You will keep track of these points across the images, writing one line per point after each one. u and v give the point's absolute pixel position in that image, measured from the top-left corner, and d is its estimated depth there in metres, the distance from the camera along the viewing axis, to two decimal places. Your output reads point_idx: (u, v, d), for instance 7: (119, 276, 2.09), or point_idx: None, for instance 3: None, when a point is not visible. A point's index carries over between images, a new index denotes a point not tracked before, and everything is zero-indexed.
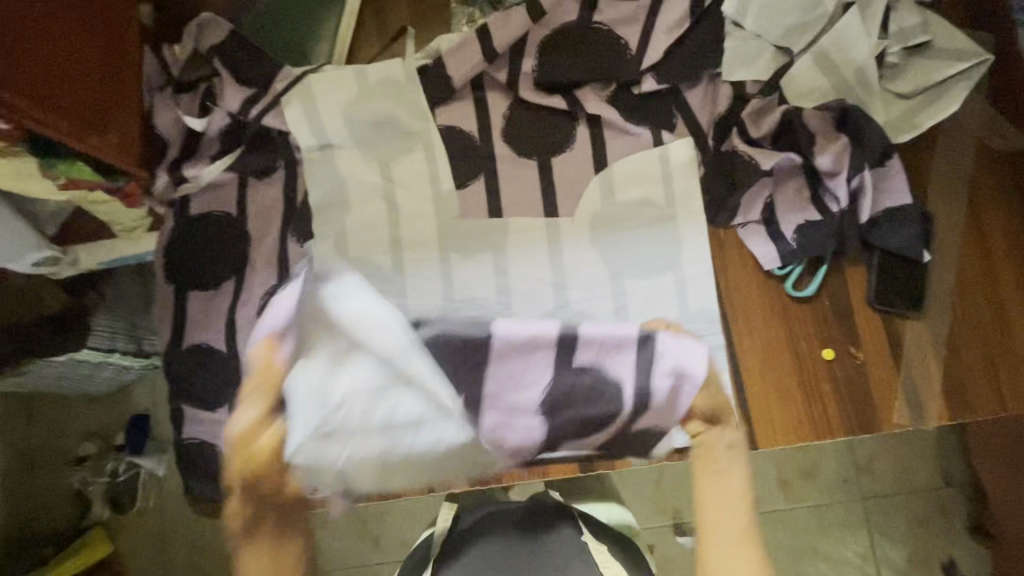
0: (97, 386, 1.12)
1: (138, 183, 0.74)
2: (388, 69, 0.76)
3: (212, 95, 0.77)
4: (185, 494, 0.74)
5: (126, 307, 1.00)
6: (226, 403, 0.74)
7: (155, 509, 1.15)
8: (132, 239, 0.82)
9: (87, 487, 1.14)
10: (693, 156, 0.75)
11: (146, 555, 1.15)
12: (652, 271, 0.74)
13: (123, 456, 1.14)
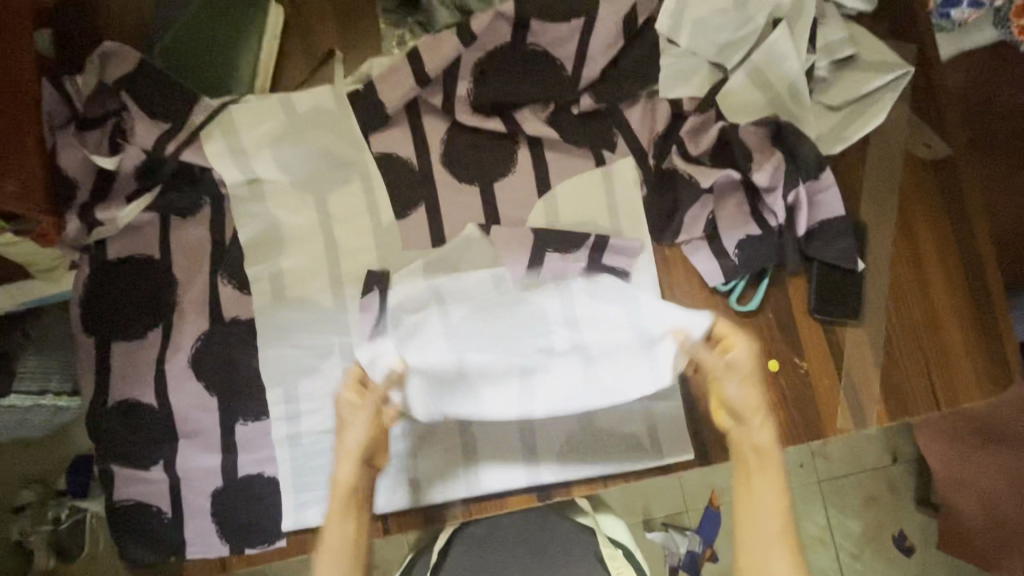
0: (34, 432, 1.15)
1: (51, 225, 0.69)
2: (318, 97, 0.73)
3: (122, 130, 0.71)
4: (122, 559, 0.69)
5: (55, 347, 0.99)
6: (161, 459, 0.69)
7: (102, 552, 1.22)
8: (51, 278, 0.80)
9: (28, 536, 1.19)
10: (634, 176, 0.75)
11: None
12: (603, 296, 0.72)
13: (66, 502, 1.19)
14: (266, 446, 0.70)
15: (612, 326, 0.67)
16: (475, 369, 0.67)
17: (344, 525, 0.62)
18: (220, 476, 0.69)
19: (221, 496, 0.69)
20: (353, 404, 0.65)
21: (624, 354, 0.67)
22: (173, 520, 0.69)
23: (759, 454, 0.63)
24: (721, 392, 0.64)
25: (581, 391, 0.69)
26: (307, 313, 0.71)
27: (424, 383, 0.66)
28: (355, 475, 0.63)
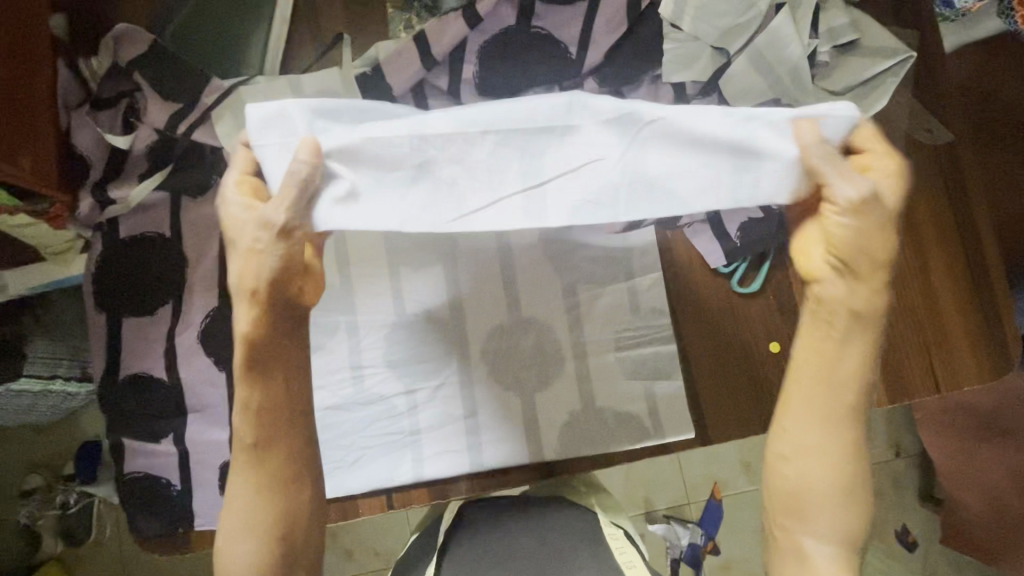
0: (43, 418, 1.18)
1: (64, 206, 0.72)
2: (325, 79, 0.74)
3: (135, 110, 0.73)
4: (131, 532, 0.71)
5: (64, 331, 1.01)
6: (171, 433, 0.71)
7: (109, 536, 1.23)
8: (63, 261, 0.82)
9: (37, 519, 1.21)
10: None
11: None
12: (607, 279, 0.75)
13: (74, 487, 1.21)
14: None
15: (676, 113, 0.47)
16: (450, 156, 0.47)
17: (252, 402, 0.54)
18: (228, 451, 0.70)
19: (228, 471, 0.70)
20: (241, 214, 0.51)
21: (693, 151, 0.48)
22: (181, 493, 0.70)
23: (854, 328, 0.52)
24: (830, 225, 0.51)
25: (611, 189, 0.49)
26: None
27: (366, 174, 0.47)
28: (254, 323, 0.52)
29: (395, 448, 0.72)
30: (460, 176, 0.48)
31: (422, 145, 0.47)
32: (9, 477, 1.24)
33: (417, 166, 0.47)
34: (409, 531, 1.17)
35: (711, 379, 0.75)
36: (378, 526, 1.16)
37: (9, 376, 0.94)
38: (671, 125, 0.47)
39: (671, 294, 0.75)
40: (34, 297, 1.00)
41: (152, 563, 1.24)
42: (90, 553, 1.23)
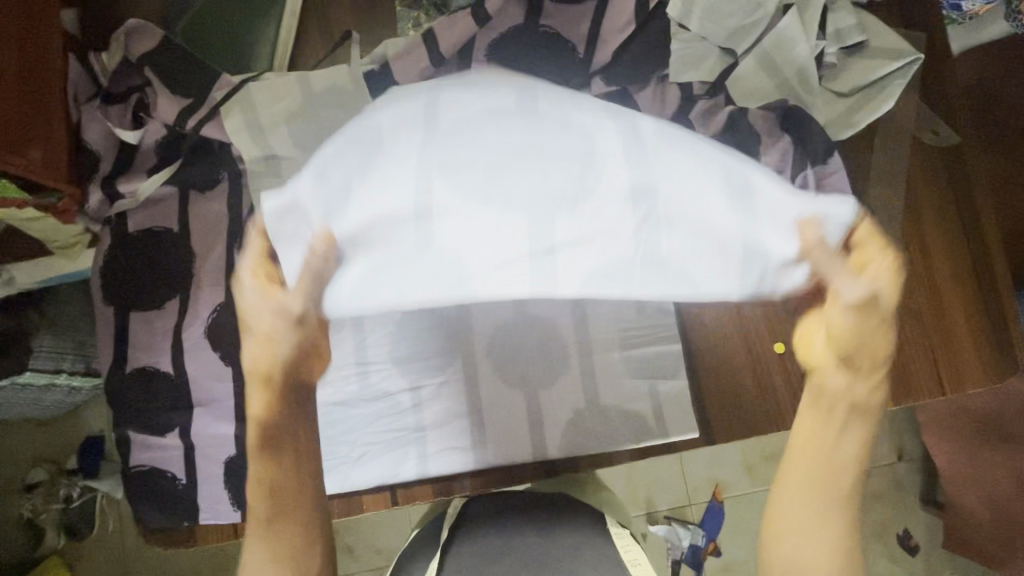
0: (47, 411, 1.18)
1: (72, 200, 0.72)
2: (333, 75, 0.74)
3: (144, 105, 0.73)
4: (137, 525, 0.71)
5: (69, 326, 1.02)
6: (177, 426, 0.71)
7: (112, 530, 1.24)
8: (69, 255, 0.82)
9: (41, 513, 1.22)
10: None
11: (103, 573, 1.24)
12: None
13: (77, 481, 1.21)
14: None
15: (686, 187, 0.49)
16: (457, 230, 0.48)
17: (268, 477, 0.54)
18: (233, 445, 0.71)
19: (233, 465, 0.70)
20: (257, 302, 0.52)
21: (715, 224, 0.49)
22: (186, 486, 0.70)
23: (851, 417, 0.54)
24: (830, 319, 0.52)
25: (623, 261, 0.51)
26: None
27: (367, 262, 0.49)
28: (266, 408, 0.53)
29: (398, 444, 0.72)
30: (467, 250, 0.49)
31: (427, 217, 0.48)
32: (14, 470, 1.25)
33: (421, 240, 0.48)
34: (410, 529, 1.17)
35: (715, 378, 0.75)
36: (380, 524, 1.16)
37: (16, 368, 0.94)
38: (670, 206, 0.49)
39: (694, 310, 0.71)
40: (41, 293, 1.01)
41: (154, 557, 1.24)
42: (93, 548, 1.24)
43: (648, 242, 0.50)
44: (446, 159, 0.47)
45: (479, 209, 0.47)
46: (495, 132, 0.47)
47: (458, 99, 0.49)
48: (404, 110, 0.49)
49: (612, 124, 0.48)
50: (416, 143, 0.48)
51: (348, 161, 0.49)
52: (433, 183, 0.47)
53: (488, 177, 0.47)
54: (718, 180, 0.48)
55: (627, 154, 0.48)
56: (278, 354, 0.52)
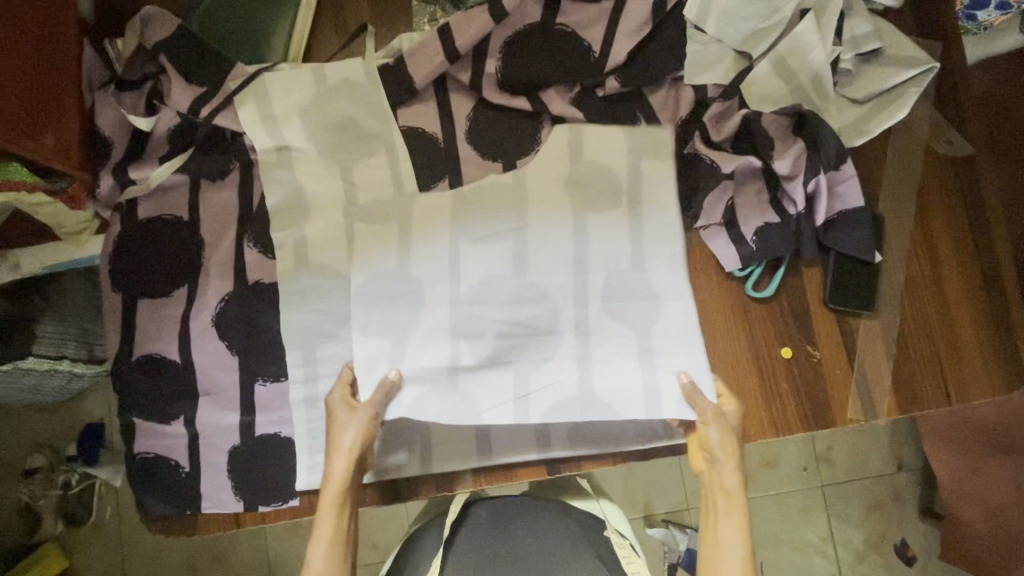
0: (49, 397, 1.18)
1: (82, 185, 0.72)
2: (348, 67, 0.74)
3: (158, 93, 0.73)
4: (139, 512, 0.71)
5: (73, 312, 1.02)
6: (182, 414, 0.71)
7: (111, 518, 1.24)
8: (77, 240, 0.82)
9: (39, 499, 1.21)
10: (669, 171, 0.74)
11: (101, 561, 1.24)
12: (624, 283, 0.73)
13: (76, 468, 1.21)
14: (284, 407, 0.71)
15: (619, 347, 0.72)
16: (473, 378, 0.71)
17: (336, 530, 0.64)
18: (238, 434, 0.71)
19: (237, 454, 0.71)
20: (342, 409, 0.67)
21: (629, 380, 0.71)
22: (190, 474, 0.70)
23: (732, 507, 0.65)
24: (704, 436, 0.67)
25: (578, 402, 0.71)
26: (327, 281, 0.73)
27: (418, 391, 0.70)
28: (349, 468, 0.65)
29: (400, 437, 0.73)
30: (478, 395, 0.71)
31: (457, 366, 0.71)
32: (12, 455, 1.25)
33: (450, 383, 0.71)
34: (407, 527, 1.16)
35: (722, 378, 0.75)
36: (377, 521, 1.16)
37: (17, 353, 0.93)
38: (598, 347, 0.72)
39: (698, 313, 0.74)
40: (44, 278, 1.01)
41: (150, 546, 1.25)
42: (91, 535, 1.24)
43: (586, 386, 0.72)
44: (463, 320, 0.71)
45: (489, 365, 0.71)
46: (501, 301, 0.72)
47: (473, 262, 0.72)
48: (435, 269, 0.71)
49: (573, 295, 0.73)
50: (441, 302, 0.71)
51: (382, 318, 0.70)
52: (460, 340, 0.71)
53: (501, 334, 0.72)
54: (642, 342, 0.72)
55: (577, 322, 0.73)
56: (346, 445, 0.65)
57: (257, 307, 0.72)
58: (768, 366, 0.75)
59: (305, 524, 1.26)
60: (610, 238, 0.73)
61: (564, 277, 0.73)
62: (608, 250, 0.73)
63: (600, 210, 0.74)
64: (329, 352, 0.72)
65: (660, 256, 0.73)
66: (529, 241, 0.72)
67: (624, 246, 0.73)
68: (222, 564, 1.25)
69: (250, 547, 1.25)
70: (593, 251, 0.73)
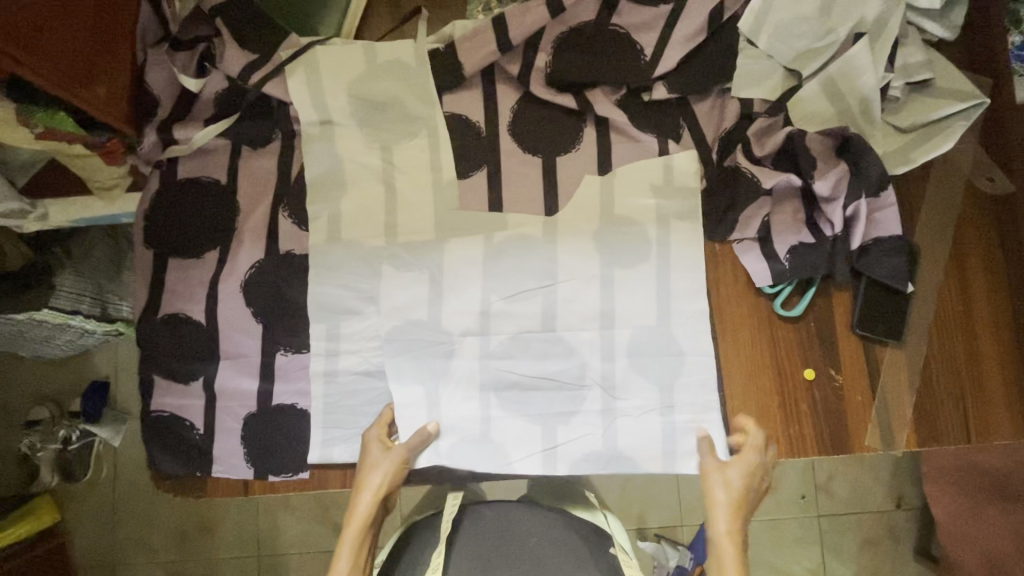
0: (60, 351, 1.18)
1: (121, 141, 0.73)
2: (400, 50, 0.75)
3: (211, 55, 0.74)
4: (149, 469, 0.71)
5: (92, 270, 1.04)
6: (201, 376, 0.71)
7: (109, 477, 1.25)
8: (108, 198, 0.80)
9: (37, 451, 1.22)
10: (697, 239, 0.74)
11: (93, 520, 1.25)
12: (652, 302, 0.74)
13: (77, 424, 1.22)
14: (303, 378, 0.71)
15: (643, 404, 0.73)
16: (505, 429, 0.72)
17: (354, 563, 0.64)
18: (255, 400, 0.71)
19: (252, 421, 0.70)
20: (377, 452, 0.67)
21: (652, 442, 0.72)
22: (203, 436, 0.70)
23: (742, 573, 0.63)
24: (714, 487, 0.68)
25: (603, 457, 0.72)
26: (358, 259, 0.73)
27: (452, 444, 0.72)
28: (374, 500, 0.65)
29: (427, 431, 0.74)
30: (510, 445, 0.72)
31: (488, 419, 0.72)
32: (15, 405, 1.26)
33: (483, 434, 0.72)
34: (401, 515, 1.16)
35: (743, 397, 0.74)
36: None
37: (37, 304, 0.95)
38: (626, 407, 0.73)
39: (716, 365, 0.74)
40: (68, 233, 1.01)
41: (140, 509, 1.25)
42: (87, 490, 1.25)
43: (609, 440, 0.72)
44: (494, 374, 0.73)
45: (520, 418, 0.73)
46: (534, 354, 0.73)
47: (505, 321, 0.73)
48: (465, 319, 0.73)
49: (600, 348, 0.73)
50: (472, 353, 0.73)
51: (415, 347, 0.72)
52: (492, 393, 0.72)
53: (524, 383, 0.73)
54: (665, 394, 0.73)
55: (604, 377, 0.73)
56: (375, 484, 0.66)
57: (284, 275, 0.73)
58: (791, 395, 0.74)
59: (297, 501, 1.25)
60: (640, 290, 0.74)
61: (591, 330, 0.73)
62: (635, 306, 0.74)
63: (628, 264, 0.74)
64: (352, 328, 0.72)
65: (685, 312, 0.74)
66: (559, 298, 0.74)
67: (650, 301, 0.74)
68: (209, 533, 1.25)
69: (239, 520, 1.24)
70: (619, 305, 0.74)
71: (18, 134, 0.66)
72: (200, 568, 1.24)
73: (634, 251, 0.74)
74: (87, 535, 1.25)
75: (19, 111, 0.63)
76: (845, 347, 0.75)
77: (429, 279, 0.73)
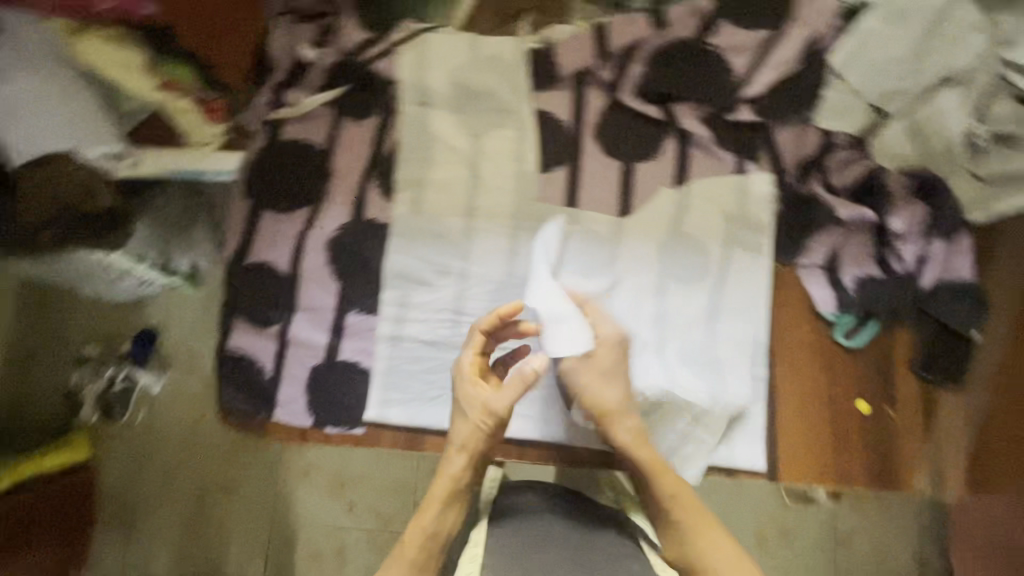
0: (117, 293, 1.13)
1: (223, 104, 0.80)
2: (502, 47, 0.80)
3: (329, 30, 0.81)
4: (217, 403, 0.75)
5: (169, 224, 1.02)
6: (278, 323, 0.75)
7: (142, 424, 1.18)
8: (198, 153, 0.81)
9: (81, 387, 1.16)
10: (764, 263, 0.76)
11: (116, 468, 1.17)
12: (710, 305, 0.76)
13: (123, 365, 1.16)
14: (370, 339, 0.75)
15: (693, 405, 0.74)
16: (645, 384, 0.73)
17: (437, 528, 0.62)
18: (324, 353, 0.74)
19: (318, 372, 0.74)
20: (471, 390, 0.66)
21: (698, 438, 0.73)
22: (271, 380, 0.74)
23: (676, 506, 0.63)
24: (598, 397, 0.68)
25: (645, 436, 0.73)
26: (437, 235, 0.77)
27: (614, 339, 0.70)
28: (462, 467, 0.65)
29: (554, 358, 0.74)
30: None
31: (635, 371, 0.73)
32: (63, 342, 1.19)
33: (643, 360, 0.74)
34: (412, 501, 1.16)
35: (793, 420, 0.75)
36: (382, 489, 1.15)
37: (109, 245, 0.79)
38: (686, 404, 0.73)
39: (767, 381, 0.75)
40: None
41: (167, 463, 1.17)
42: (115, 437, 1.18)
43: (661, 438, 0.73)
44: None
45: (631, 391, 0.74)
46: None
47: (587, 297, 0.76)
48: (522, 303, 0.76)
49: (661, 343, 0.75)
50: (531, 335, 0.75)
51: None
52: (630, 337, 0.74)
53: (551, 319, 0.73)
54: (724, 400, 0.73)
55: (664, 371, 0.74)
56: (459, 441, 0.66)
57: (365, 238, 0.77)
58: (841, 425, 0.74)
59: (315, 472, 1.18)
60: (699, 299, 0.76)
61: (654, 326, 0.75)
62: (693, 312, 0.76)
63: (691, 273, 0.76)
64: (421, 299, 0.76)
65: (740, 327, 0.76)
66: (622, 292, 0.76)
67: (707, 310, 0.76)
68: (227, 498, 1.16)
69: (258, 486, 1.16)
70: (680, 308, 0.76)
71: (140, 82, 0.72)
72: (212, 530, 1.16)
73: (701, 263, 0.77)
74: (105, 487, 1.16)
75: (148, 58, 0.71)
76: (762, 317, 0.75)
77: (503, 261, 0.77)
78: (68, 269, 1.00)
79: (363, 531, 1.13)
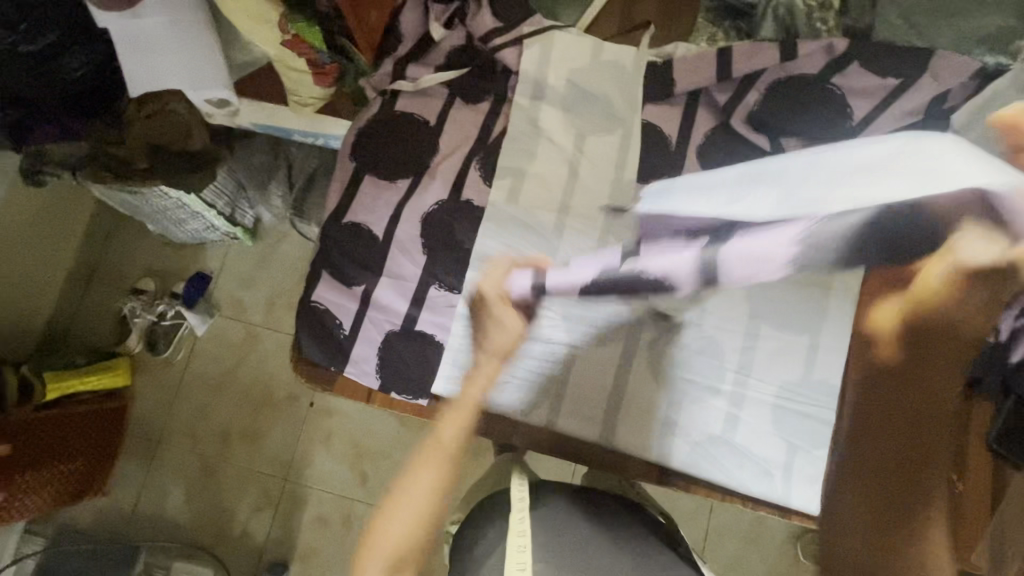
0: (181, 234, 1.17)
1: (337, 68, 0.82)
2: (623, 55, 0.81)
3: (460, 14, 0.83)
4: (292, 349, 0.78)
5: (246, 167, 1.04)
6: (362, 284, 0.77)
7: (183, 362, 1.21)
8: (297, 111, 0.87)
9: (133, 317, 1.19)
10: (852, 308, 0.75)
11: (153, 401, 1.21)
12: (791, 334, 0.75)
13: (175, 304, 1.19)
14: (448, 315, 0.76)
15: (761, 431, 0.74)
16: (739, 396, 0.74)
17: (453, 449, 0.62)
18: (401, 320, 0.76)
19: (392, 337, 0.76)
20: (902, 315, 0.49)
21: (766, 463, 0.73)
22: (346, 336, 0.76)
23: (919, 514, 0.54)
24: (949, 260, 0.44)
25: (709, 454, 0.74)
26: (529, 226, 0.78)
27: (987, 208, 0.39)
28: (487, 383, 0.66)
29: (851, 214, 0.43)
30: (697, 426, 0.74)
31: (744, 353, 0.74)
32: (125, 271, 1.24)
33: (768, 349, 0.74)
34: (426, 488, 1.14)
35: None
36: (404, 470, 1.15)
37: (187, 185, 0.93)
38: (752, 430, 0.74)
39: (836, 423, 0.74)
40: (238, 133, 1.03)
41: (201, 404, 1.20)
42: (157, 370, 1.21)
43: (724, 458, 0.74)
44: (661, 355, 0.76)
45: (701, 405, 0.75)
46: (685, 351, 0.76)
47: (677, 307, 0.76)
48: None
49: (739, 364, 0.75)
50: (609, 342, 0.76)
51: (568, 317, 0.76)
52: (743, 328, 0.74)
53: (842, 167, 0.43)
54: (789, 437, 0.74)
55: (737, 393, 0.74)
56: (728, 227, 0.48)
57: (458, 217, 0.78)
58: None
59: (336, 438, 1.17)
60: (780, 331, 0.75)
61: (735, 346, 0.75)
62: (773, 344, 0.75)
63: (777, 305, 0.76)
64: None
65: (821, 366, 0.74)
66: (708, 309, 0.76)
67: (787, 344, 0.75)
68: (256, 446, 1.18)
69: (285, 439, 1.17)
70: (761, 336, 0.75)
71: (268, 35, 0.76)
72: (233, 477, 1.17)
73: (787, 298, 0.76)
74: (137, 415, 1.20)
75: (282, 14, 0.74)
76: (799, 303, 0.74)
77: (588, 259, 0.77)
78: (147, 204, 1.03)
79: (374, 506, 1.13)
